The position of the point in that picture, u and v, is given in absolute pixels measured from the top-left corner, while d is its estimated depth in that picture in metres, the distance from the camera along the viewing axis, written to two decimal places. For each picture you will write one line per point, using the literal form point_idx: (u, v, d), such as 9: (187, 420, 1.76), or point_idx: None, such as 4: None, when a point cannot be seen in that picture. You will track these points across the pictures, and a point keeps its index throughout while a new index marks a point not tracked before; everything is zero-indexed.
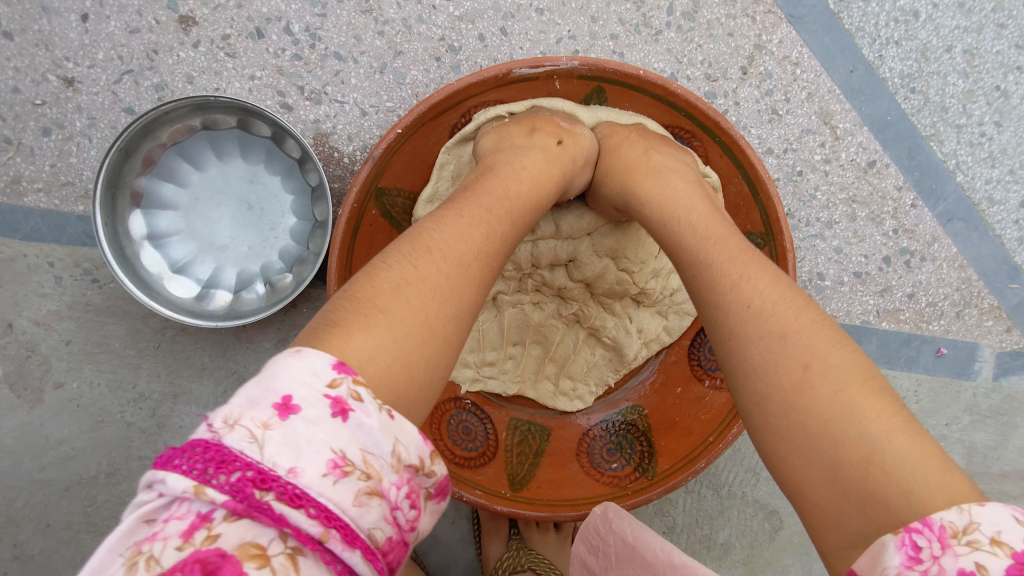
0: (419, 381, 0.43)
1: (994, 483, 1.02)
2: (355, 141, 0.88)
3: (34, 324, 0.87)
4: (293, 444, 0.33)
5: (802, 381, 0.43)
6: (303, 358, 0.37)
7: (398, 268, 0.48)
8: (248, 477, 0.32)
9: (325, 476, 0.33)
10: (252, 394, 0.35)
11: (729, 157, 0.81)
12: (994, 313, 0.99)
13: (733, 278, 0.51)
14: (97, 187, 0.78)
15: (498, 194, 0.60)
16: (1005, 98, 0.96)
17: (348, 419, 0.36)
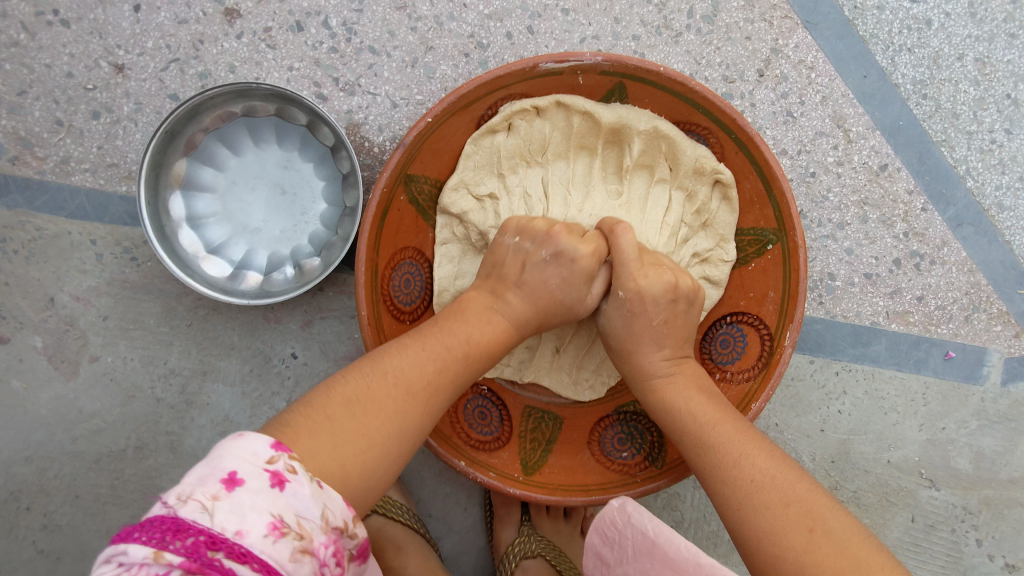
0: (355, 481, 0.54)
1: (1002, 488, 1.04)
2: (385, 132, 0.92)
3: (74, 299, 0.91)
4: (239, 512, 0.44)
5: (806, 549, 0.56)
6: (245, 442, 0.48)
7: (351, 384, 0.60)
8: (199, 540, 0.42)
9: (266, 536, 0.44)
10: (201, 473, 0.45)
11: (744, 154, 0.84)
12: (1003, 318, 1.01)
13: (729, 454, 0.64)
14: (143, 165, 0.82)
15: (460, 335, 0.67)
16: (1015, 106, 0.99)
17: (284, 487, 0.47)
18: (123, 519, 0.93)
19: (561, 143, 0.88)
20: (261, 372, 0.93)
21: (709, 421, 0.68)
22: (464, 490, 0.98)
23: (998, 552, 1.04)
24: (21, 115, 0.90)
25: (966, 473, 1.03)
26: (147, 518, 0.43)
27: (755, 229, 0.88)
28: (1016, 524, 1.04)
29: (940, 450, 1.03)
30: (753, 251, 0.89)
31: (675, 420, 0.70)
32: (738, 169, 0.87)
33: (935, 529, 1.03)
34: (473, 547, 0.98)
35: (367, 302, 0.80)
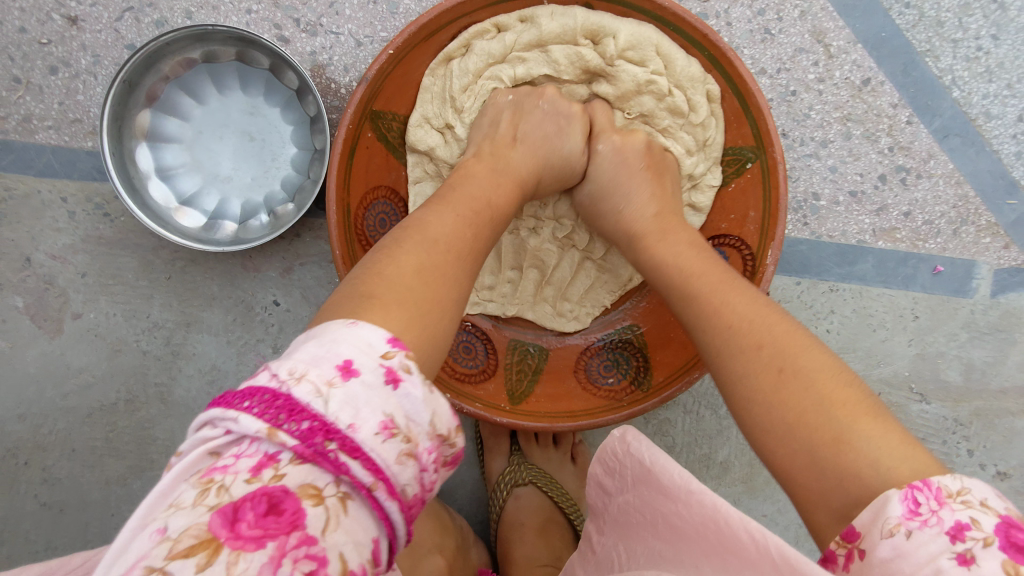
0: (436, 352, 0.47)
1: (993, 400, 1.04)
2: (351, 72, 0.90)
3: (51, 258, 0.91)
4: (353, 403, 0.36)
5: (778, 386, 0.52)
6: (355, 328, 0.40)
7: (414, 252, 0.52)
8: (313, 425, 0.35)
9: (377, 434, 0.36)
10: (316, 353, 0.37)
11: (719, 72, 0.82)
12: (992, 230, 1.00)
13: (714, 297, 0.61)
14: (103, 117, 0.81)
15: (477, 200, 0.64)
16: (1001, 11, 0.95)
17: (399, 386, 0.38)
18: (121, 470, 0.95)
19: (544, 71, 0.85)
20: (244, 320, 0.93)
21: (697, 272, 0.65)
22: None
23: (989, 461, 1.05)
24: None
25: (957, 386, 1.03)
26: (253, 382, 0.36)
27: (733, 149, 0.86)
28: (1006, 434, 1.04)
29: (931, 364, 1.03)
30: (732, 171, 0.87)
31: (660, 270, 0.70)
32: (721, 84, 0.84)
33: (925, 442, 1.04)
34: (468, 481, 0.99)
35: (339, 240, 0.78)
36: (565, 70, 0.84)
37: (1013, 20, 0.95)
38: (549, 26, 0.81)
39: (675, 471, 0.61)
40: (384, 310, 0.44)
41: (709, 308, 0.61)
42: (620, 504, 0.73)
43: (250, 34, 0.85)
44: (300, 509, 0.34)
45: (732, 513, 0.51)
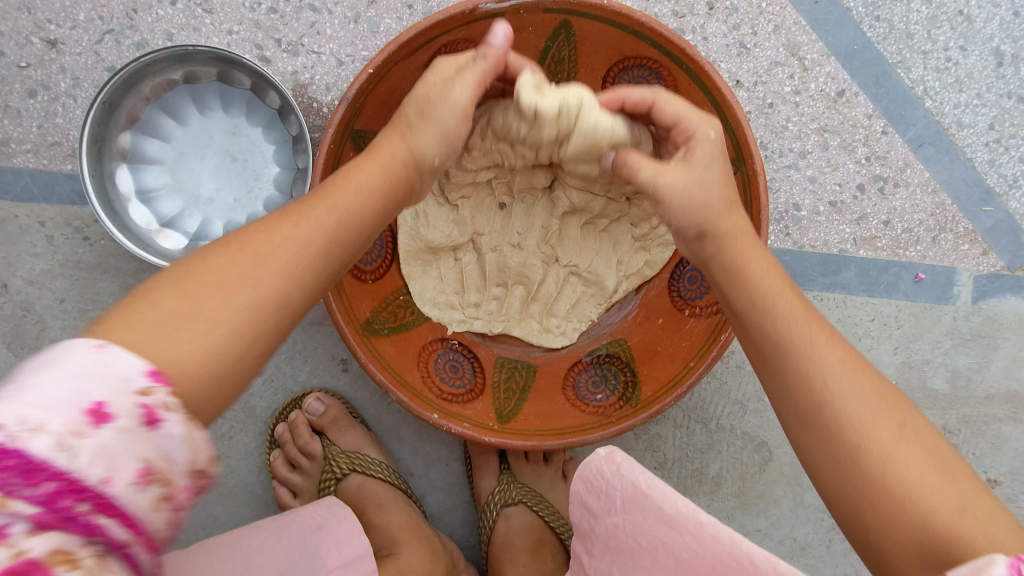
0: (219, 378, 0.45)
1: (980, 406, 1.04)
2: (333, 91, 0.91)
3: (28, 283, 0.89)
4: (106, 455, 0.35)
5: (895, 462, 0.49)
6: (105, 358, 0.38)
7: (212, 319, 0.45)
8: (56, 487, 0.33)
9: (134, 483, 0.36)
10: (55, 399, 0.35)
11: (698, 84, 0.83)
12: (970, 237, 1.01)
13: (818, 373, 0.53)
14: (83, 138, 0.80)
15: (316, 206, 0.53)
16: (968, 23, 0.98)
17: (157, 428, 0.38)
18: None
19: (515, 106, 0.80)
20: None
21: (787, 317, 0.56)
22: (444, 447, 0.96)
23: (979, 469, 1.05)
24: None
25: (944, 392, 1.04)
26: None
27: None
28: (995, 440, 1.05)
29: (917, 372, 1.03)
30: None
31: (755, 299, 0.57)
32: (695, 99, 0.85)
33: None
34: (458, 504, 0.96)
35: None
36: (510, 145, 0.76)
37: (979, 32, 0.98)
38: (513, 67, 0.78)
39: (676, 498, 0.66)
40: (147, 337, 0.42)
41: (813, 394, 0.53)
42: (609, 529, 0.72)
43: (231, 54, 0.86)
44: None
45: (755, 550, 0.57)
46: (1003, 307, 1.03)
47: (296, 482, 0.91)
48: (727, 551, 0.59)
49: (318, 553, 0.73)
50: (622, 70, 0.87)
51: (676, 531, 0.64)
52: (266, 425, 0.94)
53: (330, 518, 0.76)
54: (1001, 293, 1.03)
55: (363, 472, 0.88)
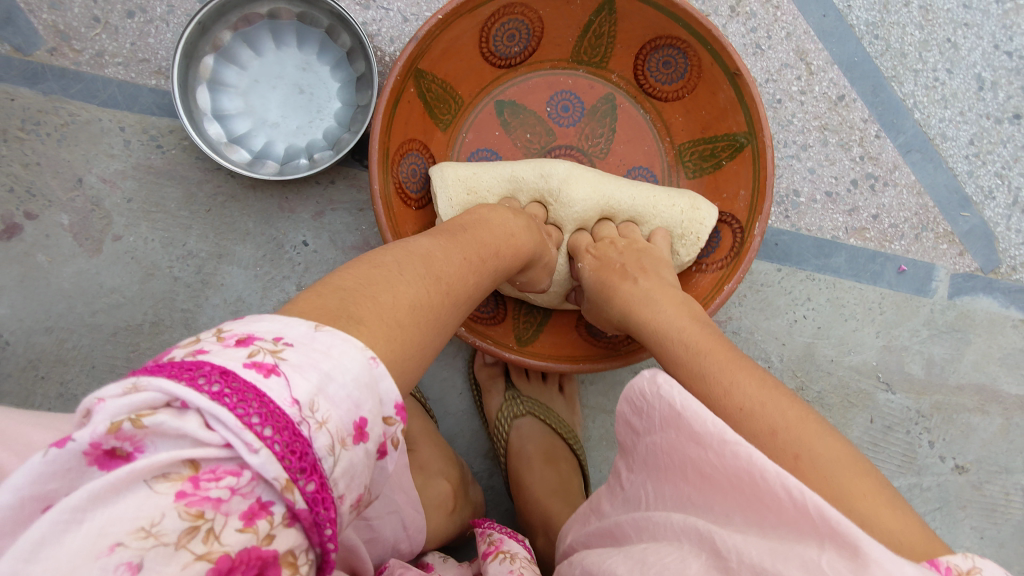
0: (432, 341, 0.51)
1: (951, 395, 1.13)
2: (396, 43, 1.02)
3: (101, 181, 0.97)
4: (347, 472, 0.39)
5: (727, 377, 0.57)
6: (375, 376, 0.42)
7: (445, 313, 0.54)
8: (321, 490, 0.36)
9: (343, 507, 0.40)
10: (350, 401, 0.39)
11: (719, 64, 0.93)
12: (948, 238, 1.12)
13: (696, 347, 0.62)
14: (178, 52, 0.89)
15: (489, 253, 0.65)
16: (954, 49, 1.11)
17: (374, 461, 0.42)
18: None
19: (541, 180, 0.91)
20: (273, 258, 1.00)
21: (670, 299, 0.72)
22: (460, 376, 1.04)
23: (949, 454, 1.13)
24: (61, 10, 0.96)
25: (919, 377, 1.13)
26: (272, 399, 0.35)
27: (728, 135, 0.98)
28: (963, 428, 1.13)
29: (896, 356, 1.13)
30: (709, 165, 1.01)
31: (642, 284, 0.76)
32: (715, 79, 0.95)
33: (891, 430, 1.13)
34: (468, 431, 1.03)
35: (380, 177, 0.88)
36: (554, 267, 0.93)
37: (964, 58, 1.12)
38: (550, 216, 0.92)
39: (709, 417, 0.49)
40: (404, 308, 0.48)
41: (647, 322, 0.70)
42: (648, 447, 0.58)
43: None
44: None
45: (766, 464, 0.44)
46: (975, 305, 1.14)
47: None
48: (748, 468, 0.45)
49: None
50: (654, 49, 0.99)
51: (703, 448, 0.49)
52: None
53: None
54: (975, 292, 1.14)
55: None
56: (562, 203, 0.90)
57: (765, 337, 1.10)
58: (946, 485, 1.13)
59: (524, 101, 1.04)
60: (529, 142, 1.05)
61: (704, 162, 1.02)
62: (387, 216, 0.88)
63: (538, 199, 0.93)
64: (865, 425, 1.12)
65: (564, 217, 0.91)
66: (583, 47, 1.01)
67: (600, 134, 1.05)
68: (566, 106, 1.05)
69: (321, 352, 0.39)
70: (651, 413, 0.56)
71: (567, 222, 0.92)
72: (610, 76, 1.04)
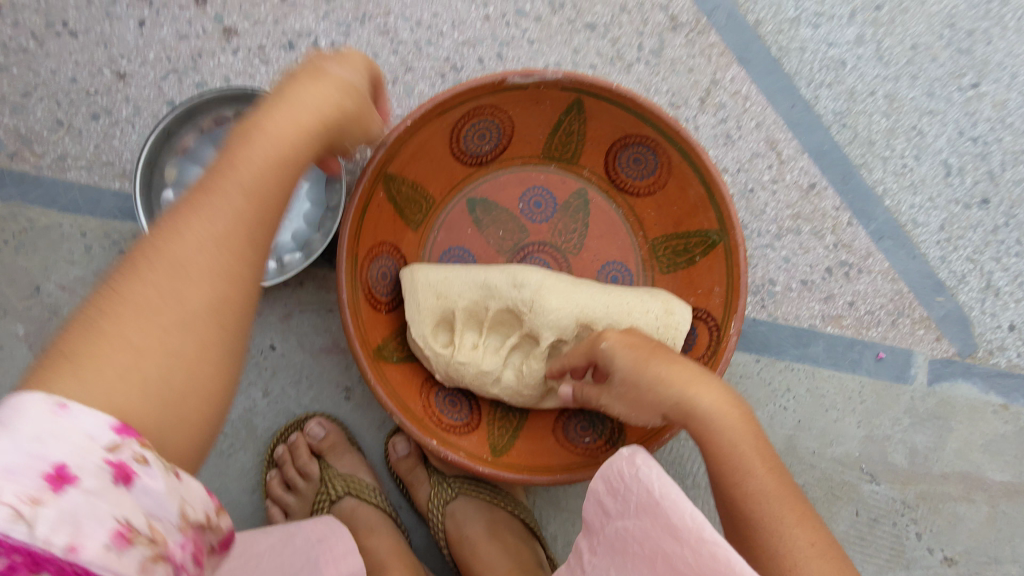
0: (171, 388, 0.50)
1: (935, 483, 1.12)
2: (367, 140, 1.00)
3: (60, 288, 0.94)
4: (71, 518, 0.41)
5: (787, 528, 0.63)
6: (64, 418, 0.43)
7: (158, 322, 0.51)
8: (21, 559, 0.40)
9: (109, 547, 0.42)
10: (24, 462, 0.41)
11: (688, 162, 0.93)
12: (925, 323, 1.12)
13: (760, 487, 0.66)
14: (139, 162, 0.88)
15: (232, 193, 0.56)
16: (920, 136, 1.12)
17: (130, 484, 0.45)
18: None
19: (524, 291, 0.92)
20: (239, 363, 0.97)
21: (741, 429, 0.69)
22: None
23: (937, 546, 1.11)
24: (24, 114, 0.95)
25: (902, 467, 1.11)
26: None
27: (700, 231, 0.97)
28: (950, 518, 1.12)
29: (878, 446, 1.11)
30: (682, 260, 1.00)
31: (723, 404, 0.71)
32: (685, 176, 0.95)
33: (877, 523, 1.11)
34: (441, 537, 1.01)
35: (348, 286, 0.86)
36: (527, 370, 0.92)
37: (930, 145, 1.12)
38: (529, 324, 0.91)
39: (687, 516, 0.68)
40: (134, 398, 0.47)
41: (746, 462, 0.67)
42: (618, 530, 0.77)
43: None
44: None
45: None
46: (955, 391, 1.13)
47: (289, 502, 0.94)
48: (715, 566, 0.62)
49: (315, 564, 0.76)
50: (624, 146, 0.99)
51: (679, 542, 0.67)
52: (264, 447, 0.98)
53: (330, 534, 0.81)
54: (953, 377, 1.13)
55: (356, 496, 0.93)
56: (537, 311, 0.91)
57: None
58: None
59: (496, 197, 1.03)
60: (501, 238, 1.04)
61: (678, 256, 1.01)
62: (355, 328, 0.86)
63: (511, 308, 0.93)
64: (851, 518, 1.10)
65: (540, 325, 0.91)
66: (554, 144, 1.01)
67: (573, 229, 1.04)
68: (538, 202, 1.04)
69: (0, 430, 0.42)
70: (628, 501, 0.75)
71: (542, 330, 0.91)
72: (581, 171, 1.04)
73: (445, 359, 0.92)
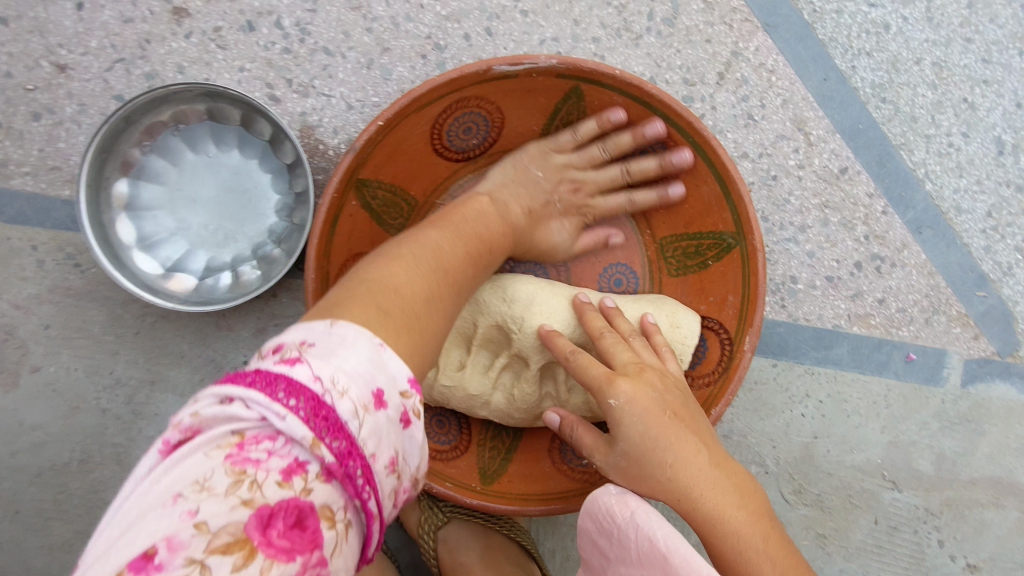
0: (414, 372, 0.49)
1: (963, 490, 1.04)
2: (340, 134, 0.89)
3: (13, 307, 0.88)
4: (376, 432, 0.41)
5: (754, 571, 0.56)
6: (384, 356, 0.44)
7: (395, 308, 0.51)
8: (348, 446, 0.39)
9: (384, 468, 0.42)
10: (362, 373, 0.42)
11: (702, 158, 0.82)
12: (962, 320, 1.02)
13: (734, 533, 0.59)
14: (89, 148, 0.78)
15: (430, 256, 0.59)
16: (971, 110, 0.99)
17: (405, 428, 0.45)
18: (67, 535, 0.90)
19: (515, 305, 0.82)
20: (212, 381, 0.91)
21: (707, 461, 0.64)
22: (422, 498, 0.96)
23: (960, 553, 1.04)
24: None
25: (928, 474, 1.04)
26: (296, 379, 0.39)
27: (714, 233, 0.86)
28: (976, 525, 1.04)
29: (903, 451, 1.03)
30: (693, 263, 0.90)
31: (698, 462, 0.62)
32: (697, 172, 0.84)
33: (897, 531, 1.04)
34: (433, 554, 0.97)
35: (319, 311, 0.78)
36: (518, 394, 0.84)
37: (982, 120, 0.99)
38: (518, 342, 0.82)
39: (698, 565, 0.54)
40: (370, 318, 0.47)
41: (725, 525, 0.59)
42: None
43: (259, 102, 0.85)
44: (318, 529, 0.38)
45: None
46: (991, 392, 1.04)
47: None
48: None
49: None
50: (629, 138, 0.88)
51: None
52: None
53: None
54: (990, 378, 1.03)
55: None
56: (526, 331, 0.81)
57: (759, 439, 1.01)
58: None
59: None
60: None
61: (688, 259, 0.91)
62: None
63: (501, 325, 0.83)
64: (869, 526, 1.03)
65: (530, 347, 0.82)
66: (550, 135, 0.91)
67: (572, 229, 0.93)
68: None
69: (336, 340, 0.43)
70: (624, 548, 0.63)
71: (532, 352, 0.82)
72: None
73: (428, 382, 0.84)
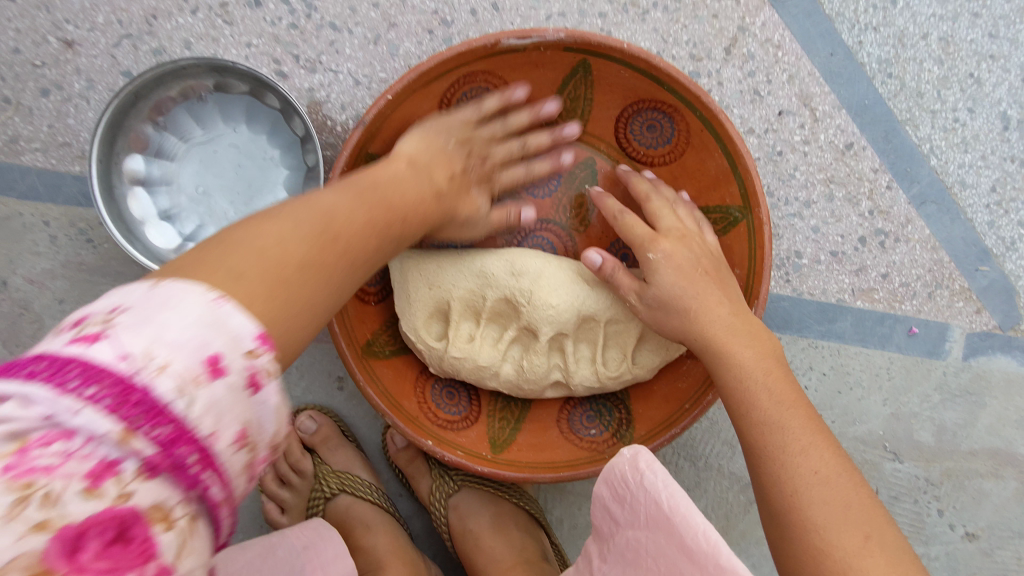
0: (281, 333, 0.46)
1: (963, 461, 1.06)
2: (348, 110, 0.90)
3: (28, 282, 0.88)
4: (213, 409, 0.39)
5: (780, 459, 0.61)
6: (223, 313, 0.41)
7: (289, 258, 0.47)
8: (172, 432, 0.37)
9: (230, 444, 0.40)
10: (190, 342, 0.38)
11: (708, 131, 0.82)
12: (964, 294, 1.03)
13: (773, 421, 0.63)
14: (100, 123, 0.78)
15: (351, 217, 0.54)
16: (977, 86, 0.99)
17: (256, 393, 0.41)
18: None
19: (525, 279, 0.83)
20: None
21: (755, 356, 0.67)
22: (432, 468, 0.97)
23: (959, 522, 1.06)
24: None
25: (929, 445, 1.05)
26: (94, 361, 0.35)
27: (721, 207, 0.86)
28: (975, 495, 1.06)
29: (904, 423, 1.05)
30: None
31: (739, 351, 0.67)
32: (704, 146, 0.85)
33: (898, 500, 1.05)
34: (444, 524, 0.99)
35: None
36: (528, 365, 0.85)
37: (988, 95, 0.99)
38: (528, 315, 0.83)
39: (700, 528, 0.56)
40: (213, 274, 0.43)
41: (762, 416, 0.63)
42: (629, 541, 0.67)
43: (267, 77, 0.85)
44: (151, 536, 0.37)
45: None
46: (992, 365, 1.05)
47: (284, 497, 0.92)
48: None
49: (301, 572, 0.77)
50: (636, 112, 0.88)
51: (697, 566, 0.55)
52: None
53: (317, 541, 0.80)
54: (991, 352, 1.05)
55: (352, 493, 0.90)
56: (535, 305, 0.82)
57: None
58: (954, 553, 1.06)
59: None
60: None
61: None
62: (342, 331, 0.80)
63: (509, 299, 0.84)
64: None
65: (539, 320, 0.83)
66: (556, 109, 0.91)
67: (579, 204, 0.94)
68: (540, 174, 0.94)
69: (157, 302, 0.39)
70: (637, 510, 0.66)
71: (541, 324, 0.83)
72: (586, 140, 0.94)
73: (438, 354, 0.86)
